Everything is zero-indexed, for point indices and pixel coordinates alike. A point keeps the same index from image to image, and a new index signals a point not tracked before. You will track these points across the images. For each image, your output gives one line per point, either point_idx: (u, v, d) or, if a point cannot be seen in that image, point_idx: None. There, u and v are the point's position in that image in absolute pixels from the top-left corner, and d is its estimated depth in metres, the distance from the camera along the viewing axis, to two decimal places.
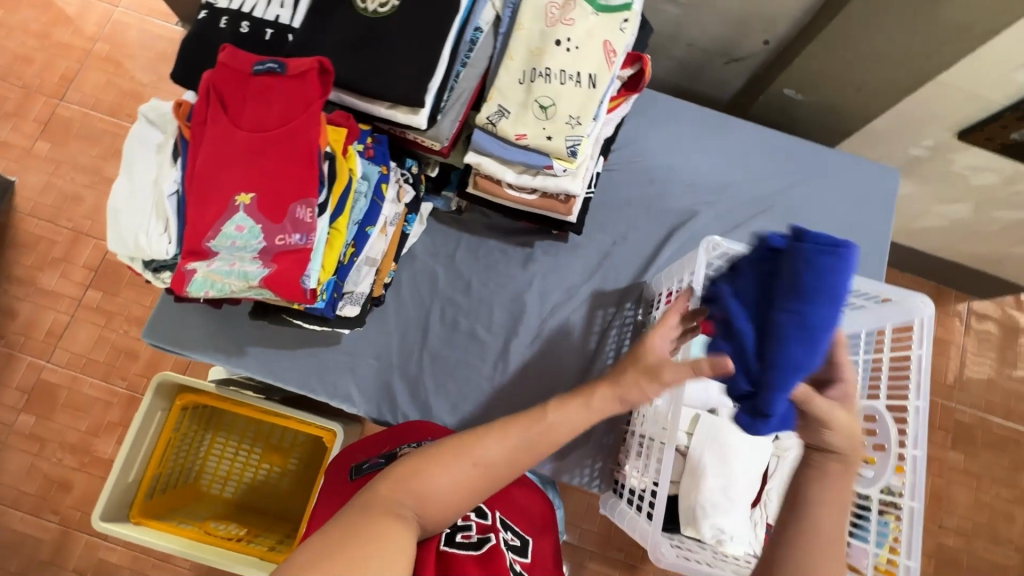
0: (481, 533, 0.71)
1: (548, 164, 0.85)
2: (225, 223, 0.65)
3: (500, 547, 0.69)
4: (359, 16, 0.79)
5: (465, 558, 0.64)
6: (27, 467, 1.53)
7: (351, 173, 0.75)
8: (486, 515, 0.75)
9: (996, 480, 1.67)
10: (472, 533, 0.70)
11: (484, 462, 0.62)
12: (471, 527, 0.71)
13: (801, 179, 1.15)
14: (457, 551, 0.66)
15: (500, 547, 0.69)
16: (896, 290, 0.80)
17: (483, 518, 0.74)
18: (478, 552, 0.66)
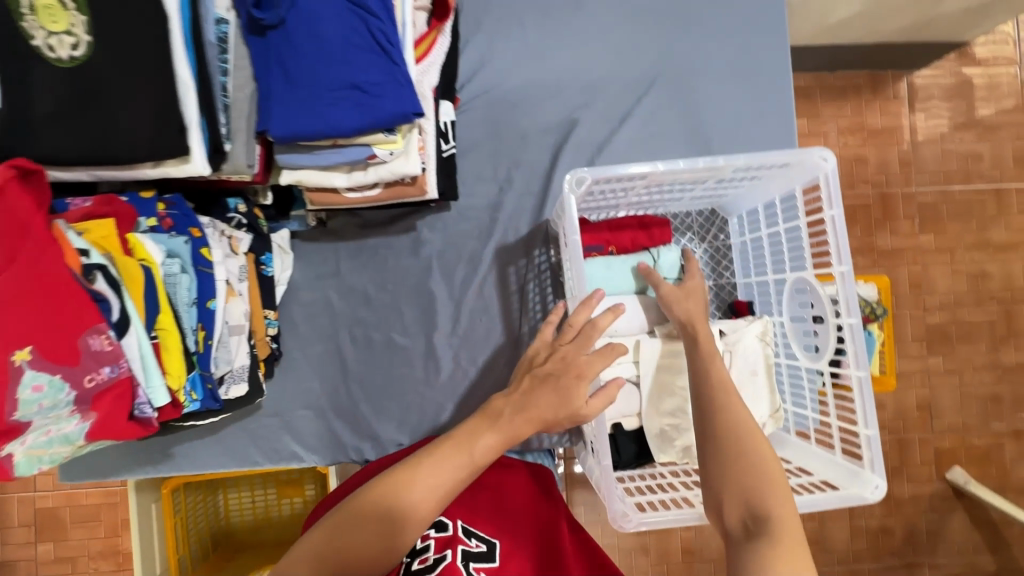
0: (439, 551, 0.69)
1: (372, 154, 0.73)
2: (14, 392, 0.53)
3: (457, 562, 0.67)
4: (55, 68, 0.61)
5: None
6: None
7: (146, 264, 0.64)
8: (445, 526, 0.72)
9: (967, 245, 1.65)
10: (427, 556, 0.68)
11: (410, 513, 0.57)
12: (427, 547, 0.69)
13: (677, 37, 1.00)
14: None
15: (456, 564, 0.67)
16: (793, 153, 0.71)
17: (443, 530, 0.71)
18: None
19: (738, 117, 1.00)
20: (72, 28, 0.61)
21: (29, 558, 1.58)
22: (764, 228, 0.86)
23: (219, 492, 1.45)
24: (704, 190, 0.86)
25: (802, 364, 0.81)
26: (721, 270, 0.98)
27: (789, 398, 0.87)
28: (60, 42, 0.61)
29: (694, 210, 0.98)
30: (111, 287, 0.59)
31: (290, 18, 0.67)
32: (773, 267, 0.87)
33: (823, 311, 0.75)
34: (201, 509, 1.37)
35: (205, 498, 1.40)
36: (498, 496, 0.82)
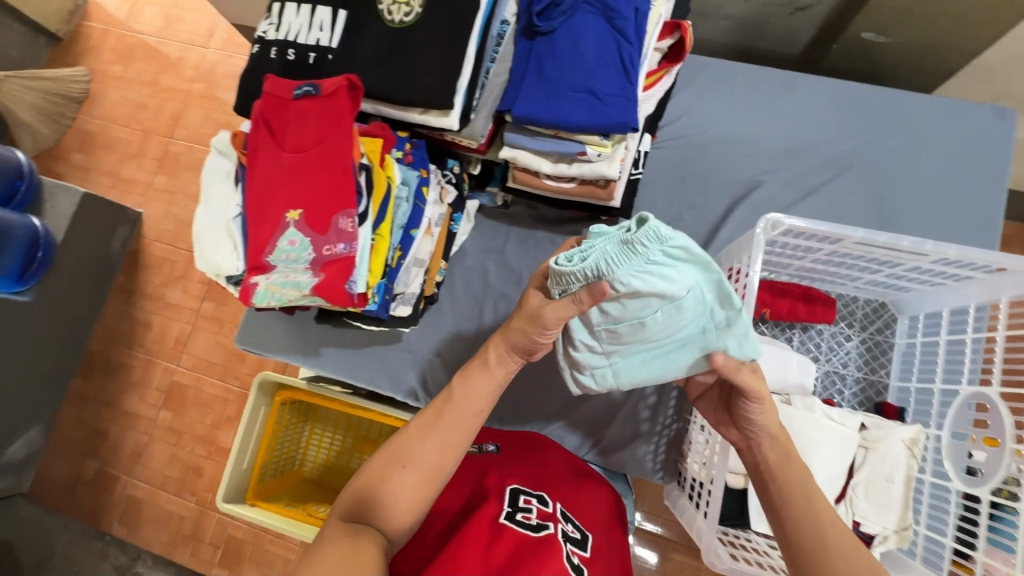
0: (541, 518, 0.69)
1: (583, 151, 0.84)
2: (278, 238, 0.72)
3: (558, 536, 0.66)
4: (387, 28, 0.82)
5: (521, 540, 0.64)
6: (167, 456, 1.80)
7: (390, 180, 0.79)
8: (546, 502, 0.72)
9: None
10: (532, 515, 0.69)
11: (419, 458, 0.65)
12: (532, 510, 0.70)
13: (885, 135, 1.02)
14: (515, 527, 0.66)
15: (556, 535, 0.66)
16: (1003, 255, 0.69)
17: (545, 504, 0.72)
18: (535, 536, 0.65)
19: (930, 226, 0.99)
20: (410, 1, 0.81)
21: (149, 419, 1.84)
22: (943, 333, 0.82)
23: (310, 423, 1.54)
24: (885, 274, 0.84)
25: (953, 486, 0.75)
26: (874, 366, 0.93)
27: (923, 520, 0.80)
28: (397, 9, 0.81)
29: (861, 298, 0.95)
30: (366, 186, 0.75)
31: (559, 30, 0.82)
32: (943, 377, 0.82)
33: (1003, 435, 0.69)
34: (291, 430, 1.47)
35: (299, 423, 1.50)
36: (588, 498, 0.80)
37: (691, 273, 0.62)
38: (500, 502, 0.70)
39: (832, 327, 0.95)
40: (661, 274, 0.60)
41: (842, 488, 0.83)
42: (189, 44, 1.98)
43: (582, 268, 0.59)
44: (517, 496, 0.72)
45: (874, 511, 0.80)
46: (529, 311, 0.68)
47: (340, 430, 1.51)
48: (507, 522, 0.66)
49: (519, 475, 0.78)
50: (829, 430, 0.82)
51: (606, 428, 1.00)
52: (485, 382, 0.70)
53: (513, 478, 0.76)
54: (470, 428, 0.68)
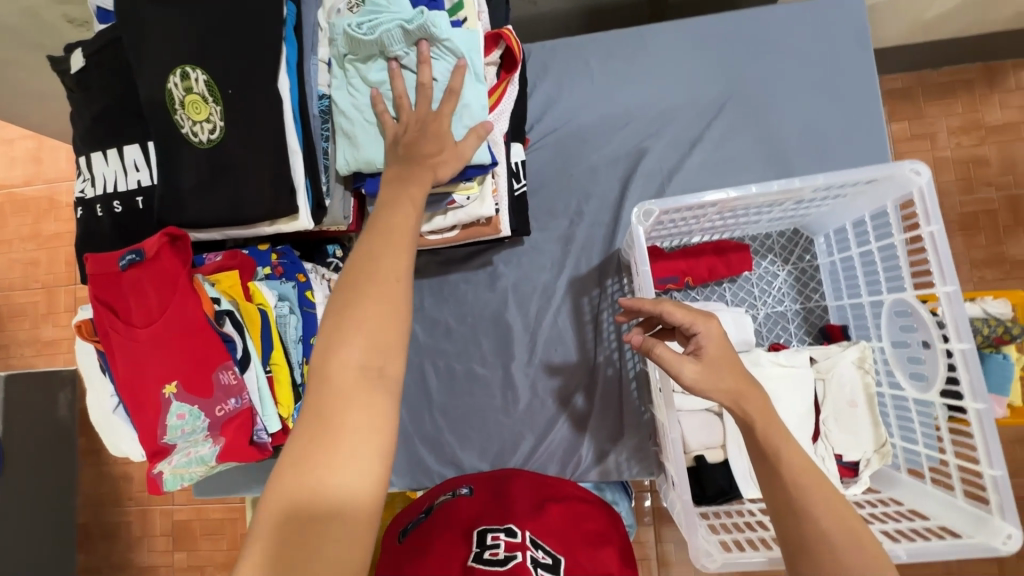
0: (509, 550, 0.63)
1: (451, 200, 0.80)
2: (165, 418, 0.67)
3: (527, 564, 0.60)
4: (197, 151, 0.74)
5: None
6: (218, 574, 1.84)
7: (263, 307, 0.72)
8: (515, 531, 0.66)
9: None
10: (499, 550, 0.63)
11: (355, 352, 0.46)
12: (499, 544, 0.64)
13: (746, 60, 0.99)
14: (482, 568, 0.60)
15: (526, 564, 0.60)
16: (878, 168, 0.67)
17: (513, 535, 0.65)
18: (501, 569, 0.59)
19: (815, 135, 0.97)
20: (209, 117, 0.73)
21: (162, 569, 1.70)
22: (853, 247, 0.82)
23: None
24: (783, 211, 0.83)
25: (909, 395, 0.73)
26: (808, 293, 0.92)
27: (897, 432, 0.79)
28: (200, 129, 0.74)
29: (776, 229, 0.93)
30: (236, 329, 0.69)
31: None
32: (867, 290, 0.81)
33: (930, 335, 0.68)
34: None
35: None
36: (570, 517, 0.73)
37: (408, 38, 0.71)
38: (466, 546, 0.65)
39: (757, 270, 0.94)
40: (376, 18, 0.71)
41: (815, 426, 0.82)
42: (56, 181, 1.84)
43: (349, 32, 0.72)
44: (484, 535, 0.66)
45: (849, 441, 0.80)
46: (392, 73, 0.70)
47: None
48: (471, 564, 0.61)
49: (490, 515, 0.70)
50: (781, 378, 0.82)
51: (581, 445, 0.97)
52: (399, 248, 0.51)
53: (483, 517, 0.70)
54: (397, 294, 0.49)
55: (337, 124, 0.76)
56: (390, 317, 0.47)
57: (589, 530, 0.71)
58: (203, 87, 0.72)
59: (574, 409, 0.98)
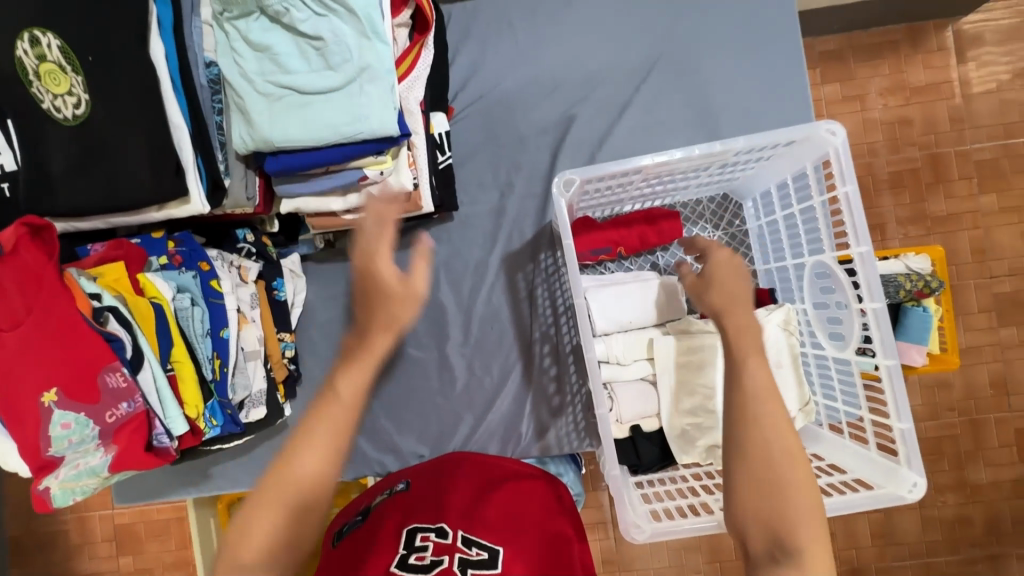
0: (437, 554, 0.60)
1: (363, 175, 0.75)
2: (46, 429, 0.60)
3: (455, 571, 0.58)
4: (63, 129, 0.66)
5: None
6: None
7: (157, 301, 0.67)
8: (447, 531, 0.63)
9: None
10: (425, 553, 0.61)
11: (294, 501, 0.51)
12: (428, 545, 0.62)
13: (673, 19, 0.96)
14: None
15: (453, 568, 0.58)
16: (795, 130, 0.66)
17: (443, 536, 0.62)
18: None
19: (743, 96, 0.96)
20: (71, 89, 0.64)
21: None
22: (778, 211, 0.82)
23: None
24: (709, 175, 0.81)
25: (829, 353, 0.74)
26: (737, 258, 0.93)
27: (819, 390, 0.81)
28: (63, 103, 0.65)
29: (705, 194, 0.92)
30: (124, 326, 0.62)
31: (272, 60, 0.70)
32: (791, 252, 0.81)
33: (846, 293, 0.69)
34: None
35: None
36: (513, 498, 0.70)
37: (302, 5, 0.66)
38: (392, 549, 0.62)
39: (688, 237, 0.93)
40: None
41: None
42: None
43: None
44: (412, 535, 0.63)
45: (775, 399, 0.81)
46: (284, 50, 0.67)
47: None
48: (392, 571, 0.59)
49: (422, 512, 0.67)
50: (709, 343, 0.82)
51: (522, 422, 0.95)
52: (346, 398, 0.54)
53: (413, 515, 0.67)
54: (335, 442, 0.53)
55: (229, 96, 0.69)
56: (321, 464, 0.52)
57: (533, 513, 0.69)
58: (61, 54, 0.63)
59: (512, 387, 0.96)
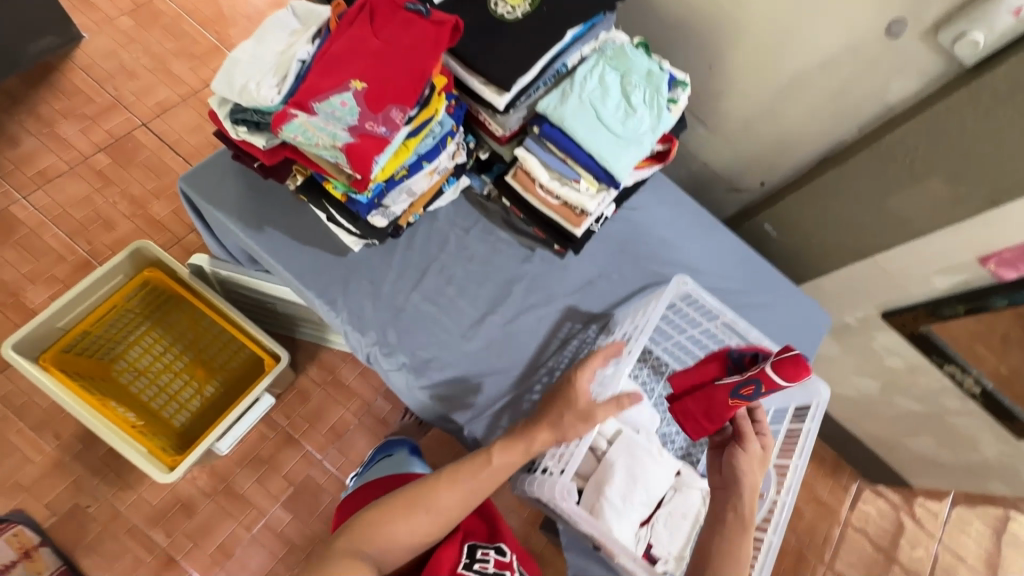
0: (497, 568, 0.91)
1: (577, 179, 1.07)
2: (334, 94, 0.81)
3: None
4: (487, 12, 1.00)
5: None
6: (42, 305, 1.71)
7: (436, 112, 0.92)
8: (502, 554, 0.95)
9: None
10: (488, 565, 0.91)
11: (437, 503, 0.89)
12: (489, 560, 0.93)
13: (760, 288, 1.35)
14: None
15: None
16: (806, 371, 1.00)
17: (502, 555, 0.94)
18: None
19: None
20: (515, 7, 1.01)
21: None
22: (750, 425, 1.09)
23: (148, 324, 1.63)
24: None
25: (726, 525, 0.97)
26: (695, 444, 1.17)
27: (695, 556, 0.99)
28: (503, 6, 1.01)
29: None
30: (422, 102, 0.87)
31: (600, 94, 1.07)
32: None
33: (768, 489, 0.95)
34: (129, 318, 1.57)
35: (141, 316, 1.60)
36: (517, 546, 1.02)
37: (643, 92, 1.06)
38: (458, 552, 0.92)
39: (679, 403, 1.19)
40: (637, 69, 1.07)
41: (650, 515, 1.00)
42: None
43: (619, 60, 1.07)
44: (474, 551, 0.94)
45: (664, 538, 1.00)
46: (617, 98, 1.04)
47: (179, 344, 1.66)
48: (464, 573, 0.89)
49: (478, 532, 1.00)
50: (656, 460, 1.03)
51: (486, 407, 1.10)
52: (489, 475, 0.91)
53: (471, 535, 0.98)
54: (480, 490, 0.91)
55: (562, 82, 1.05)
56: (464, 493, 0.90)
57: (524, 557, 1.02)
58: None
59: (501, 381, 1.12)
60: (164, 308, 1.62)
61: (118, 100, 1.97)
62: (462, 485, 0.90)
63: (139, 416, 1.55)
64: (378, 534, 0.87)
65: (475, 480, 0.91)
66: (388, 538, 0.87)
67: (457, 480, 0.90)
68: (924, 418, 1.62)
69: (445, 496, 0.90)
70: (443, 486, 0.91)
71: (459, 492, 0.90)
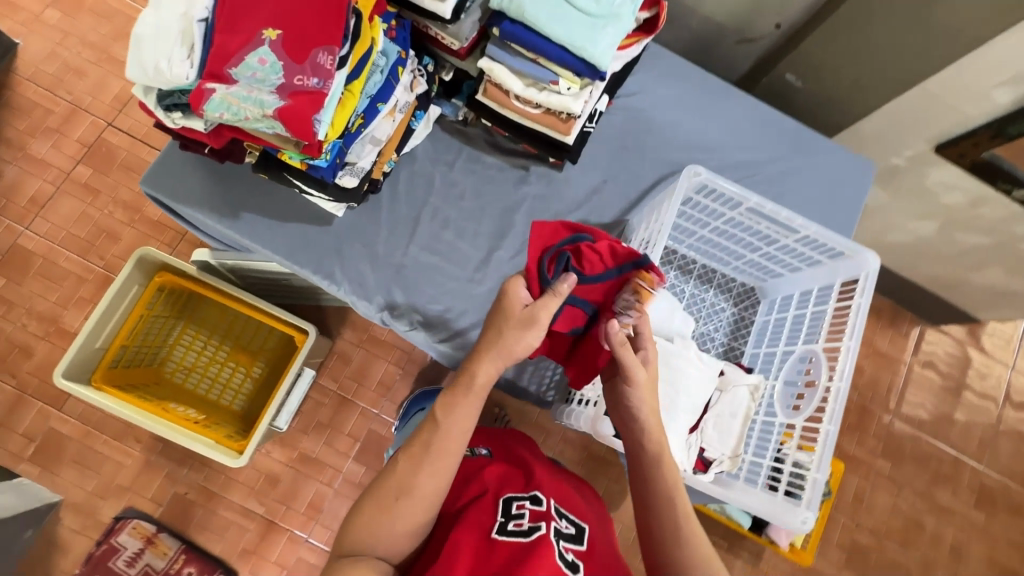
0: (534, 521, 0.74)
1: (554, 81, 0.92)
2: (248, 52, 0.69)
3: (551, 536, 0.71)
4: None
5: (512, 546, 0.69)
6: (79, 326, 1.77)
7: (373, 41, 0.79)
8: (540, 502, 0.77)
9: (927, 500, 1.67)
10: (524, 520, 0.73)
11: (416, 479, 0.70)
12: (524, 514, 0.75)
13: (788, 153, 1.20)
14: (508, 538, 0.71)
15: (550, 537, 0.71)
16: (850, 244, 0.89)
17: (538, 503, 0.77)
18: (526, 541, 0.70)
19: None
20: None
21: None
22: (792, 309, 1.02)
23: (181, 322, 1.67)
24: (762, 255, 1.03)
25: (778, 417, 0.92)
26: (737, 336, 1.11)
27: (751, 451, 0.96)
28: None
29: (738, 279, 1.13)
30: (352, 35, 0.75)
31: None
32: (785, 343, 1.00)
33: (818, 376, 0.88)
34: (161, 322, 1.60)
35: (171, 317, 1.63)
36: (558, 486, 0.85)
37: None
38: (492, 516, 0.75)
39: (713, 298, 1.13)
40: None
41: (698, 419, 0.97)
42: None
43: None
44: (509, 505, 0.77)
45: (717, 441, 0.96)
46: None
47: (217, 335, 1.70)
48: (498, 537, 0.71)
49: (512, 483, 0.82)
50: (696, 367, 0.98)
51: None
52: (467, 417, 0.73)
53: (506, 487, 0.81)
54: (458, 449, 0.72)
55: None
56: (444, 455, 0.71)
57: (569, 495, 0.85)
58: None
59: None
60: (190, 305, 1.65)
61: (75, 104, 1.88)
62: (439, 444, 0.71)
63: (201, 409, 1.63)
64: (362, 535, 0.70)
65: (446, 440, 0.72)
66: (373, 538, 0.70)
67: (428, 452, 0.71)
68: (992, 249, 1.45)
69: (425, 473, 0.71)
70: (420, 454, 0.71)
71: (437, 458, 0.71)
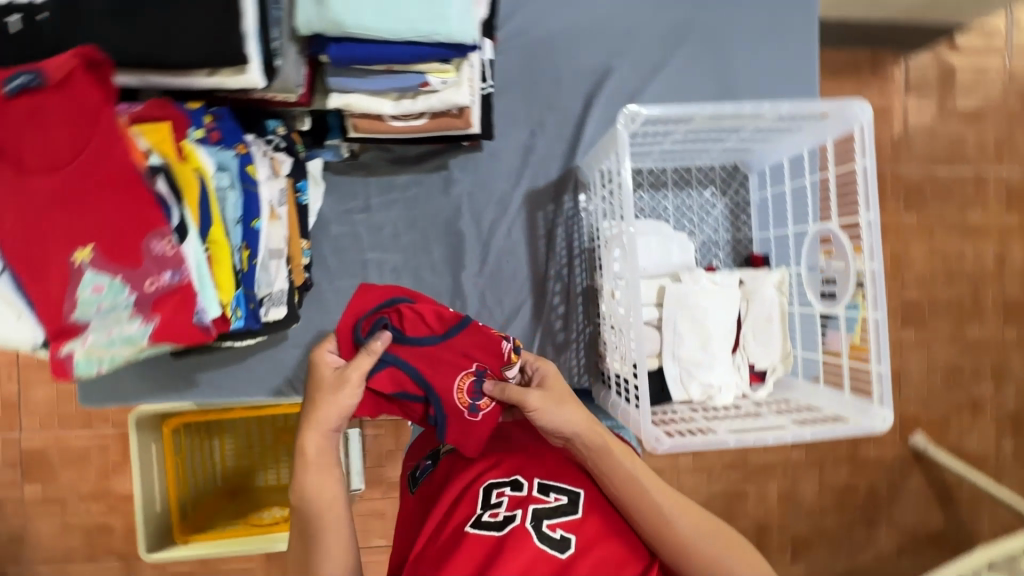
0: (511, 508, 0.58)
1: (424, 81, 0.74)
2: (74, 290, 0.55)
3: (526, 526, 0.56)
4: None
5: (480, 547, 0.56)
6: None
7: (200, 172, 0.63)
8: (521, 484, 0.61)
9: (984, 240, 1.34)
10: (501, 509, 0.59)
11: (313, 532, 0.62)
12: (502, 500, 0.59)
13: None
14: (480, 534, 0.57)
15: (526, 526, 0.56)
16: (832, 103, 0.74)
17: (518, 487, 0.61)
18: (499, 536, 0.56)
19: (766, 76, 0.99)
20: None
21: None
22: (789, 182, 0.91)
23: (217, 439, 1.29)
24: (736, 141, 0.89)
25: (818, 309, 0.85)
26: (739, 225, 1.01)
27: (800, 345, 0.92)
28: None
29: (717, 164, 1.00)
30: (171, 192, 0.59)
31: None
32: (795, 222, 0.91)
33: (846, 258, 0.79)
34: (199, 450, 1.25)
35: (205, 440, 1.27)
36: (555, 456, 0.65)
37: None
38: (468, 505, 0.61)
39: (700, 199, 1.01)
40: None
41: (736, 338, 0.91)
42: None
43: None
44: (486, 490, 0.61)
45: (761, 350, 0.91)
46: None
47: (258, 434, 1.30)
48: (470, 529, 0.57)
49: (493, 460, 0.65)
50: (713, 293, 0.89)
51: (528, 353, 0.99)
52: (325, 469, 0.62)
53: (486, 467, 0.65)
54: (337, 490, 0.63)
55: None
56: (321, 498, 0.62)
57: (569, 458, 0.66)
58: None
59: (521, 323, 0.99)
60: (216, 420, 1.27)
61: None
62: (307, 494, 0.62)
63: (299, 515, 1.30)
64: None
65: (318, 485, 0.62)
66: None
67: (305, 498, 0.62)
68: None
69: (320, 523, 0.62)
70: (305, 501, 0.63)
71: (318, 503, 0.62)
